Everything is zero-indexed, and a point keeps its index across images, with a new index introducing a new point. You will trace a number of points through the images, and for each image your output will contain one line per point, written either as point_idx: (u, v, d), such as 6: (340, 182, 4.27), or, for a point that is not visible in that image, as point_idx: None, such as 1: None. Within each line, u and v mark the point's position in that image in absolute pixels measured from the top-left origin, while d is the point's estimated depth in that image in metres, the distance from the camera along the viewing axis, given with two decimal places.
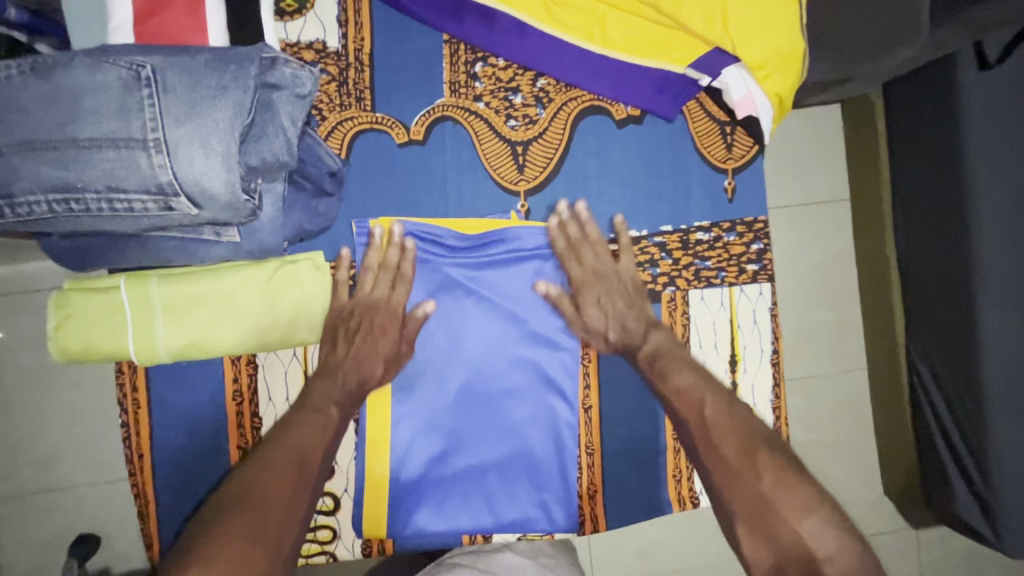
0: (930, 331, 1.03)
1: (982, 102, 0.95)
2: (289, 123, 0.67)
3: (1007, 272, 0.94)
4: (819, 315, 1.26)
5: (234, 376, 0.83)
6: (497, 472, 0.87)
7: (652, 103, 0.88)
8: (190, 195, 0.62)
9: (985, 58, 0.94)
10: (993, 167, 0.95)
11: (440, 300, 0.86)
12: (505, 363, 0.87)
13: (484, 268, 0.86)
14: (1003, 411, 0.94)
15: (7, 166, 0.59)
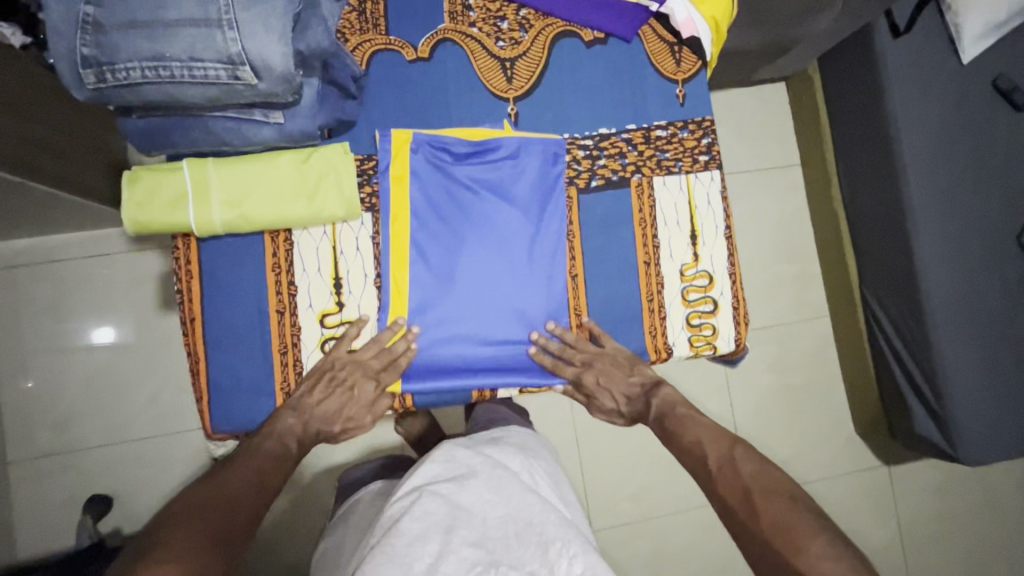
0: (898, 293, 1.49)
1: (915, 110, 1.41)
2: (329, 19, 0.86)
3: (943, 247, 1.40)
4: (784, 262, 1.78)
5: (274, 250, 0.98)
6: (503, 336, 1.03)
7: (614, 26, 1.08)
8: (254, 65, 0.79)
9: (896, 27, 1.40)
10: (922, 170, 1.41)
11: (449, 196, 1.03)
12: (505, 245, 1.03)
13: (484, 171, 1.03)
14: (947, 345, 1.38)
15: (112, 40, 0.76)
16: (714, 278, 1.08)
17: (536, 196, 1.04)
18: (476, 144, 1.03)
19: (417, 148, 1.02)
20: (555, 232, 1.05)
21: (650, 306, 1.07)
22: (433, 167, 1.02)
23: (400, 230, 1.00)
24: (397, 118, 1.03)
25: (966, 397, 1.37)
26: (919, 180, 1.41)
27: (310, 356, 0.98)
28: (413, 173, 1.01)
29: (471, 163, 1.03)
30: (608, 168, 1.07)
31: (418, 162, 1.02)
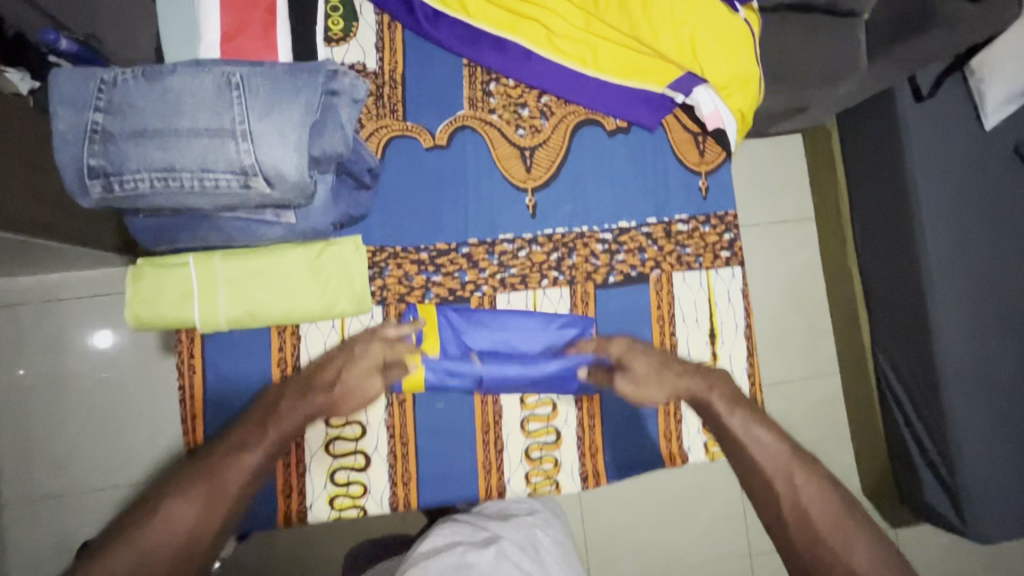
0: (903, 346, 1.35)
1: (925, 152, 1.29)
2: (346, 122, 0.83)
3: (955, 298, 1.27)
4: (793, 319, 1.60)
5: (280, 344, 0.95)
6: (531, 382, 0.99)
7: (637, 115, 1.06)
8: (267, 176, 0.76)
9: (919, 91, 1.29)
10: (937, 223, 1.28)
11: (481, 339, 0.99)
12: (530, 370, 0.98)
13: (512, 338, 1.01)
14: (964, 410, 1.24)
15: (120, 150, 0.73)
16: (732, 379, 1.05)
17: (558, 344, 1.01)
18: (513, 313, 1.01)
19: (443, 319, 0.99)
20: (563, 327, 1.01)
21: (666, 410, 1.03)
22: (457, 338, 0.99)
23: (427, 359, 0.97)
24: (411, 211, 1.00)
25: (983, 474, 1.24)
26: (932, 231, 1.28)
27: (313, 456, 0.95)
28: (439, 339, 0.98)
29: (501, 317, 1.00)
30: (627, 264, 1.04)
31: (444, 335, 0.98)
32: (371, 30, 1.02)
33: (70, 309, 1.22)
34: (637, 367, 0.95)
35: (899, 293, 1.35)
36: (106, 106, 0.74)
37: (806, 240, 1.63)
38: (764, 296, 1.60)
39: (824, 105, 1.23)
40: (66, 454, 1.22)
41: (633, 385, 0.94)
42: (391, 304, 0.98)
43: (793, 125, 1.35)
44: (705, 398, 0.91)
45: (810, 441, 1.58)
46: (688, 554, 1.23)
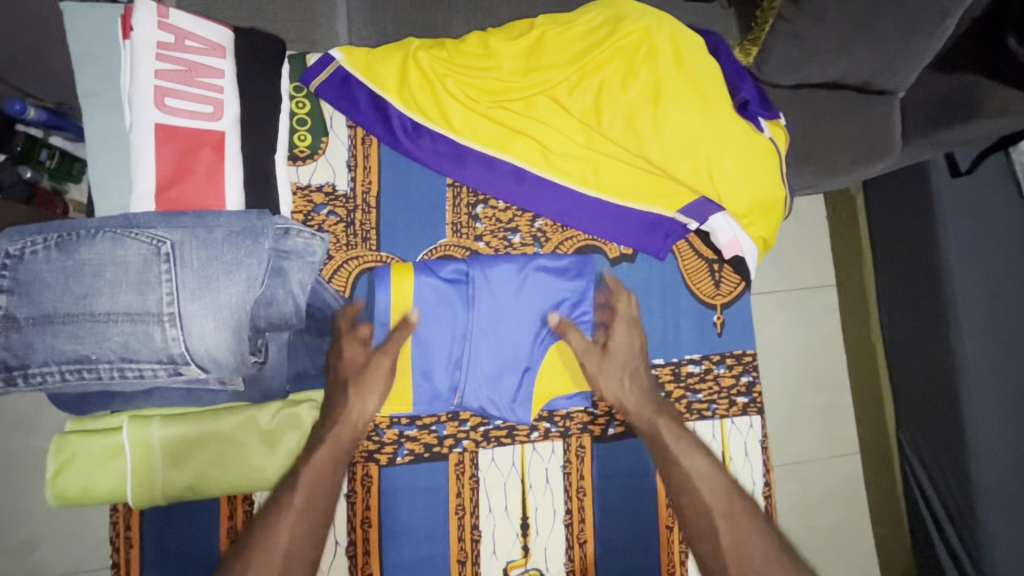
0: (926, 434, 1.17)
1: (964, 237, 1.13)
2: (299, 287, 0.71)
3: (989, 382, 1.08)
4: (810, 399, 1.35)
5: (230, 513, 0.84)
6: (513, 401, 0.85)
7: (644, 242, 0.93)
8: (200, 362, 0.65)
9: (957, 166, 1.15)
10: (975, 319, 1.10)
11: (465, 291, 0.85)
12: (513, 362, 0.86)
13: (502, 292, 0.86)
14: (989, 502, 1.05)
15: (26, 340, 0.62)
16: None
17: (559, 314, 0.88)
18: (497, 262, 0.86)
19: (421, 277, 0.84)
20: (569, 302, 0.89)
21: None
22: (441, 296, 0.85)
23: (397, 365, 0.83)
24: None
25: None
26: (968, 328, 1.09)
27: None
28: (417, 301, 0.84)
29: (493, 298, 0.85)
30: None
31: (419, 283, 0.84)
32: (342, 146, 0.90)
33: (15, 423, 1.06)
34: (615, 349, 0.87)
35: (927, 404, 1.16)
36: (11, 285, 0.62)
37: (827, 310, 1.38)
38: (777, 378, 1.35)
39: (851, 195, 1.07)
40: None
41: (603, 366, 0.86)
42: (357, 463, 0.86)
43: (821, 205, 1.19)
44: (661, 438, 0.83)
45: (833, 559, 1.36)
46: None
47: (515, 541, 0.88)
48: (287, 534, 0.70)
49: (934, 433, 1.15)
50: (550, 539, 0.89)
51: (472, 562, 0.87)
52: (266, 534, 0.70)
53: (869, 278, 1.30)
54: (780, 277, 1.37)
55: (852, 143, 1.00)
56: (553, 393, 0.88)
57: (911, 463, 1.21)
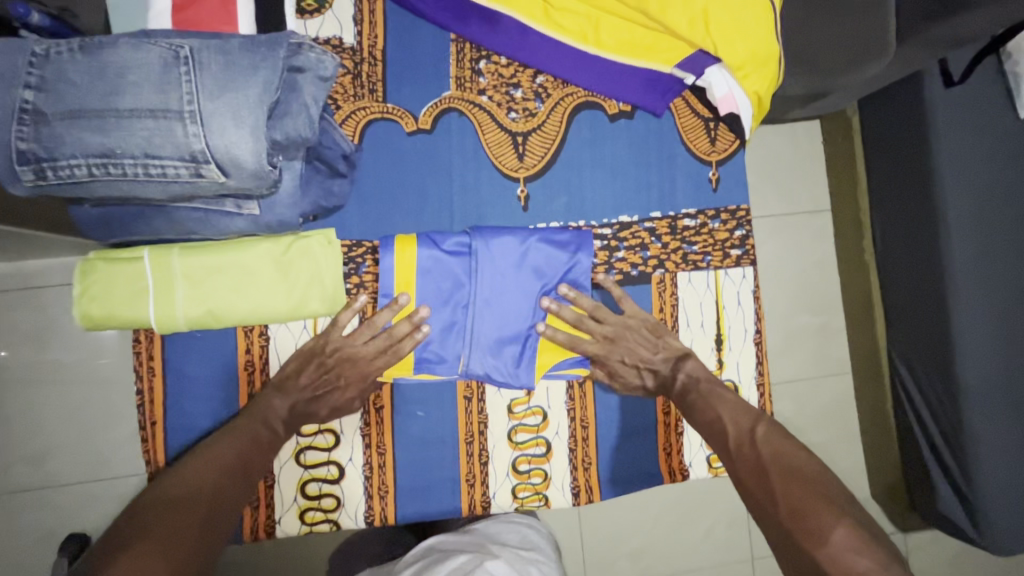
0: (917, 344, 1.21)
1: (956, 119, 1.14)
2: (312, 103, 0.74)
3: (973, 267, 1.12)
4: (805, 320, 1.43)
5: (247, 346, 0.88)
6: (515, 357, 0.90)
7: (641, 98, 0.96)
8: (220, 163, 0.68)
9: (949, 76, 1.13)
10: (966, 219, 1.13)
11: (470, 272, 0.89)
12: (510, 329, 0.90)
13: (499, 294, 0.90)
14: (973, 399, 1.11)
15: (54, 133, 0.65)
16: (740, 389, 0.97)
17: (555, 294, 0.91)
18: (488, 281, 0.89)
19: (423, 257, 0.88)
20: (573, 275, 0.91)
21: (666, 422, 0.95)
22: (441, 279, 0.89)
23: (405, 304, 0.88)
24: (387, 197, 0.92)
25: (1002, 489, 1.10)
26: (957, 226, 1.12)
27: (283, 466, 0.88)
28: (419, 273, 0.88)
29: (498, 268, 0.89)
30: (627, 262, 0.95)
31: (421, 262, 0.88)
32: (348, 1, 0.92)
33: (39, 293, 1.10)
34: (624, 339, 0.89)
35: (916, 285, 1.20)
36: (37, 83, 0.65)
37: (821, 235, 1.45)
38: (774, 296, 1.42)
39: (847, 90, 1.12)
40: (12, 465, 1.10)
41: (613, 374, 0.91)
42: (367, 303, 0.90)
43: (816, 107, 1.23)
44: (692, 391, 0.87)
45: (821, 444, 1.42)
46: (688, 558, 1.14)
47: None
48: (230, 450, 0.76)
49: (920, 317, 1.20)
50: (552, 379, 0.93)
51: (478, 398, 0.92)
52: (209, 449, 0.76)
53: (861, 188, 1.35)
54: (777, 201, 1.44)
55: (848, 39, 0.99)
56: (553, 361, 0.91)
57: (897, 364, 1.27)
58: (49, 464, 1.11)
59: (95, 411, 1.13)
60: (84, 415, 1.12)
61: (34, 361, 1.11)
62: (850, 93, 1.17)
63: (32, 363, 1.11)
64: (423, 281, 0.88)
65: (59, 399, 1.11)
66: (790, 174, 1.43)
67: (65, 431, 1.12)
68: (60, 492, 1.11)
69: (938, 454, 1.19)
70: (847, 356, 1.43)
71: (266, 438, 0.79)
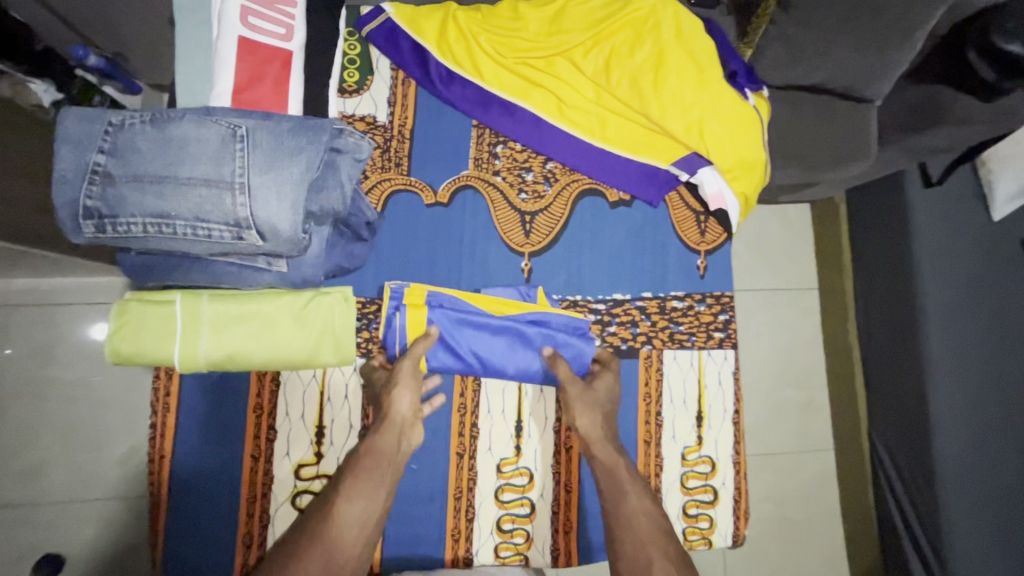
0: (894, 428, 1.28)
1: (931, 218, 1.24)
2: (346, 181, 0.83)
3: (947, 358, 1.20)
4: (790, 394, 1.48)
5: (258, 390, 0.94)
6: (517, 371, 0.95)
7: (640, 189, 1.07)
8: (260, 229, 0.76)
9: (929, 176, 1.25)
10: (941, 314, 1.21)
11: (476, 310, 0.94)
12: (512, 356, 0.95)
13: (509, 329, 0.95)
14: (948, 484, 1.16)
15: (118, 193, 0.73)
16: (717, 466, 1.02)
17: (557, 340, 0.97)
18: (494, 325, 0.95)
19: (435, 310, 0.93)
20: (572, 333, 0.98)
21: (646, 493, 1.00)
22: (451, 327, 0.94)
23: (414, 315, 0.92)
24: (403, 261, 1.00)
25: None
26: (934, 319, 1.21)
27: (278, 508, 0.92)
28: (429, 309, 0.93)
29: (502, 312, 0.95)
30: (618, 336, 1.03)
31: (430, 301, 0.94)
32: (384, 85, 1.04)
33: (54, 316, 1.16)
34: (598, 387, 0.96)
35: (896, 371, 1.28)
36: (110, 148, 0.74)
37: (807, 313, 1.52)
38: (757, 373, 1.49)
39: (833, 181, 1.23)
40: (18, 475, 1.13)
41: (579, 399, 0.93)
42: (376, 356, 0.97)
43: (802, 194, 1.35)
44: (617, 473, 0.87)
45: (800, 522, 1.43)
46: None
47: (509, 440, 0.98)
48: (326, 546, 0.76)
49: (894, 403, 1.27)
50: (541, 443, 0.99)
51: (469, 455, 0.97)
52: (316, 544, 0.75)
53: (845, 274, 1.44)
54: (769, 277, 1.52)
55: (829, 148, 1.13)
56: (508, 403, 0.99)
57: (879, 452, 1.32)
58: (46, 475, 1.15)
59: (104, 428, 1.16)
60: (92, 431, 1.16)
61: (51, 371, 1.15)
62: (832, 186, 1.28)
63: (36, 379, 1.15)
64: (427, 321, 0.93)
65: (74, 411, 1.16)
66: (780, 256, 1.52)
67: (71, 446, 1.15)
68: (64, 505, 1.14)
69: (913, 533, 1.23)
70: (830, 433, 1.48)
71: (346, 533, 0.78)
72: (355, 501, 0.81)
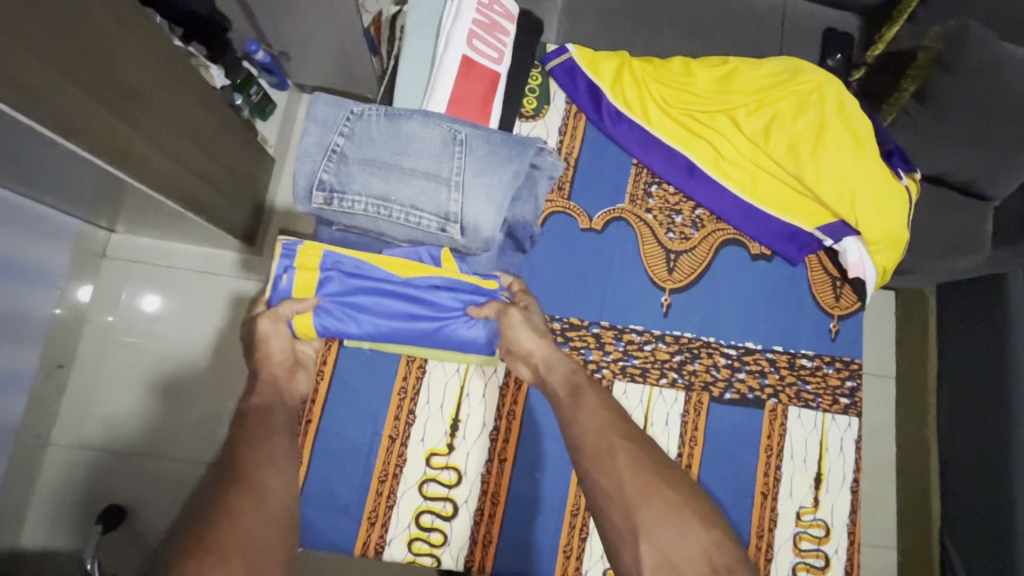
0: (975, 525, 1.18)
1: None
2: (536, 195, 0.91)
3: None
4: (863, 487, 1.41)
5: (405, 374, 0.99)
6: (454, 336, 0.92)
7: (783, 246, 1.10)
8: (464, 225, 0.83)
9: None
10: None
11: (360, 270, 0.89)
12: (425, 316, 0.91)
13: (378, 285, 0.90)
14: None
15: (350, 173, 0.82)
16: (831, 531, 1.01)
17: (437, 297, 0.91)
18: (381, 283, 0.90)
19: (327, 271, 0.88)
20: (459, 294, 0.91)
21: (758, 545, 0.99)
22: (348, 289, 0.89)
23: (307, 274, 0.88)
24: (553, 278, 1.05)
25: None
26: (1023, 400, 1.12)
27: (405, 491, 0.95)
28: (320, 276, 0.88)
29: (376, 270, 0.89)
30: (745, 384, 1.05)
31: (322, 266, 0.88)
32: (558, 115, 1.12)
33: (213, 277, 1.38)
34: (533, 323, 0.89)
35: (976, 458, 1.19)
36: (349, 133, 0.84)
37: (880, 401, 1.45)
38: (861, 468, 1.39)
39: (930, 274, 1.27)
40: (148, 404, 1.33)
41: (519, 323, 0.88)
42: None
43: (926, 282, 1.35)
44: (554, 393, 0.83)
45: None
46: None
47: None
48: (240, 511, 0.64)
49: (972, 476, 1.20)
50: None
51: None
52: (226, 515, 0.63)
53: (930, 367, 1.35)
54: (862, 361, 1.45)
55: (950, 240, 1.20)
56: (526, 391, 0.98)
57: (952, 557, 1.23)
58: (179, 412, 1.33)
59: (227, 385, 1.35)
60: (216, 379, 1.35)
61: (197, 320, 1.37)
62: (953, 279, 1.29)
63: (186, 330, 1.36)
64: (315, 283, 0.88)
65: (201, 360, 1.35)
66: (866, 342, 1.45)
67: (195, 386, 1.35)
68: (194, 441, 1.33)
69: None
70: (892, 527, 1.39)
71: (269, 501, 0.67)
72: (261, 466, 0.71)
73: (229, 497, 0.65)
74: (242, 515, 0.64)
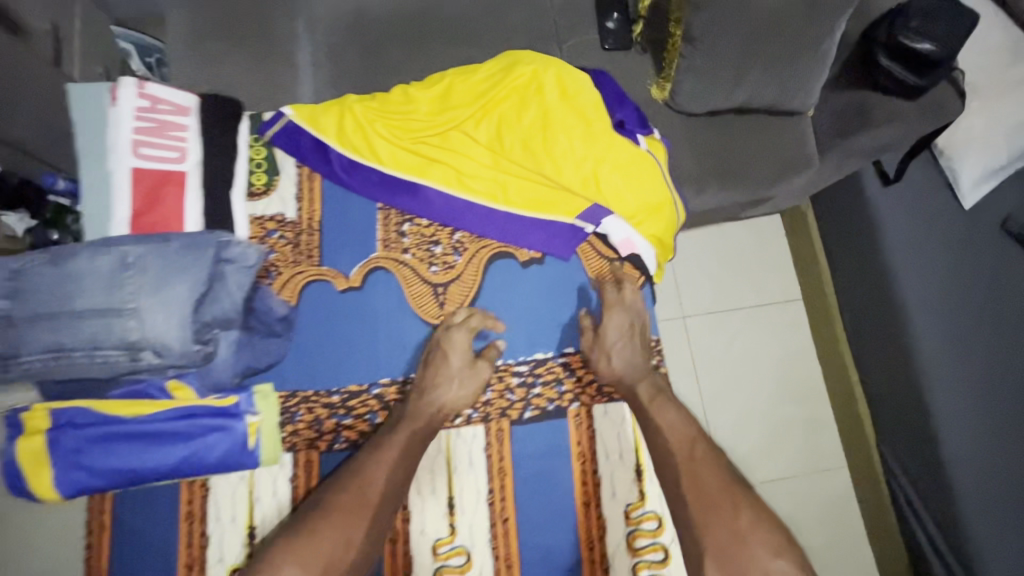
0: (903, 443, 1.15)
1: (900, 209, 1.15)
2: (235, 289, 0.87)
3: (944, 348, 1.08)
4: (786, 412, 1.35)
5: (189, 497, 0.95)
6: (208, 459, 0.91)
7: (550, 245, 1.06)
8: (153, 348, 0.80)
9: (886, 174, 1.17)
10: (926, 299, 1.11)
11: (90, 424, 0.88)
12: (172, 449, 0.89)
13: (116, 433, 0.88)
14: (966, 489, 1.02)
15: (18, 334, 0.78)
16: (665, 521, 0.97)
17: (182, 427, 0.90)
18: (115, 431, 0.88)
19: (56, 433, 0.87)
20: (206, 418, 0.92)
21: (591, 558, 0.96)
22: (79, 446, 0.87)
23: (33, 446, 0.86)
24: (322, 351, 1.02)
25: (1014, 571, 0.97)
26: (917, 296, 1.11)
27: None
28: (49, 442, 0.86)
29: (108, 419, 0.88)
30: (544, 397, 1.02)
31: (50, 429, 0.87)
32: (291, 182, 1.08)
33: None
34: (610, 328, 1.00)
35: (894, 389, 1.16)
36: (8, 292, 0.79)
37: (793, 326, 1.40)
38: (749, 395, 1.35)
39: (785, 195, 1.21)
40: None
41: (602, 345, 1.00)
42: (301, 450, 0.97)
43: (766, 208, 1.29)
44: (637, 396, 0.97)
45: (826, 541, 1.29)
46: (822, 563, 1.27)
47: (443, 518, 0.97)
48: (346, 520, 0.83)
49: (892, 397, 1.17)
50: (475, 517, 0.97)
51: (403, 540, 0.96)
52: (331, 529, 0.82)
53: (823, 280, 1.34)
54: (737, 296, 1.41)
55: (767, 158, 1.15)
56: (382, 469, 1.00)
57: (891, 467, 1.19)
58: None
59: None
60: None
61: None
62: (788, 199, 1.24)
63: None
64: (47, 449, 0.86)
65: None
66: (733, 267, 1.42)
67: None
68: None
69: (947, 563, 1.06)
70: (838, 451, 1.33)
71: (354, 528, 0.83)
72: (382, 467, 0.89)
73: (331, 509, 0.84)
74: (341, 524, 0.82)
